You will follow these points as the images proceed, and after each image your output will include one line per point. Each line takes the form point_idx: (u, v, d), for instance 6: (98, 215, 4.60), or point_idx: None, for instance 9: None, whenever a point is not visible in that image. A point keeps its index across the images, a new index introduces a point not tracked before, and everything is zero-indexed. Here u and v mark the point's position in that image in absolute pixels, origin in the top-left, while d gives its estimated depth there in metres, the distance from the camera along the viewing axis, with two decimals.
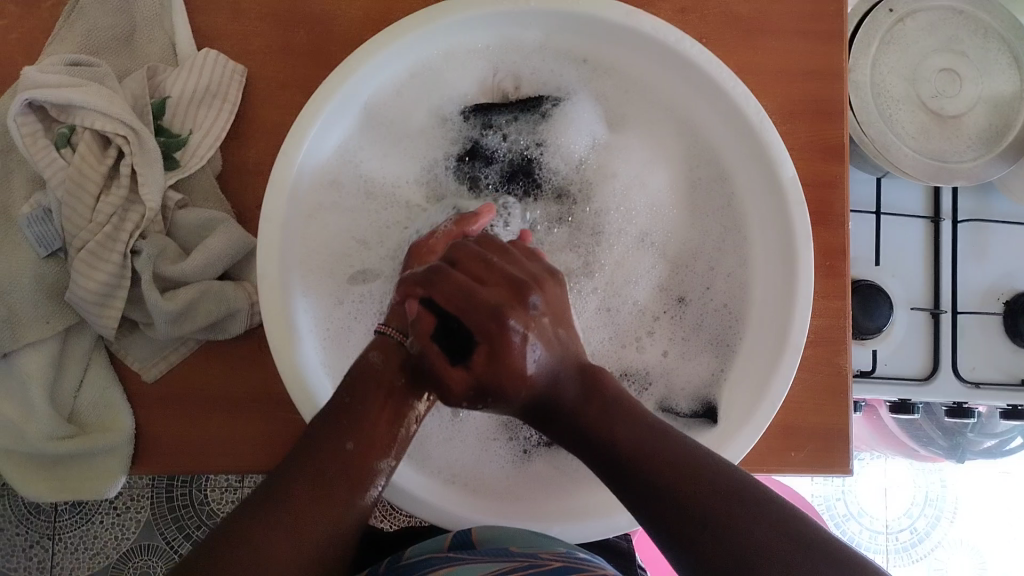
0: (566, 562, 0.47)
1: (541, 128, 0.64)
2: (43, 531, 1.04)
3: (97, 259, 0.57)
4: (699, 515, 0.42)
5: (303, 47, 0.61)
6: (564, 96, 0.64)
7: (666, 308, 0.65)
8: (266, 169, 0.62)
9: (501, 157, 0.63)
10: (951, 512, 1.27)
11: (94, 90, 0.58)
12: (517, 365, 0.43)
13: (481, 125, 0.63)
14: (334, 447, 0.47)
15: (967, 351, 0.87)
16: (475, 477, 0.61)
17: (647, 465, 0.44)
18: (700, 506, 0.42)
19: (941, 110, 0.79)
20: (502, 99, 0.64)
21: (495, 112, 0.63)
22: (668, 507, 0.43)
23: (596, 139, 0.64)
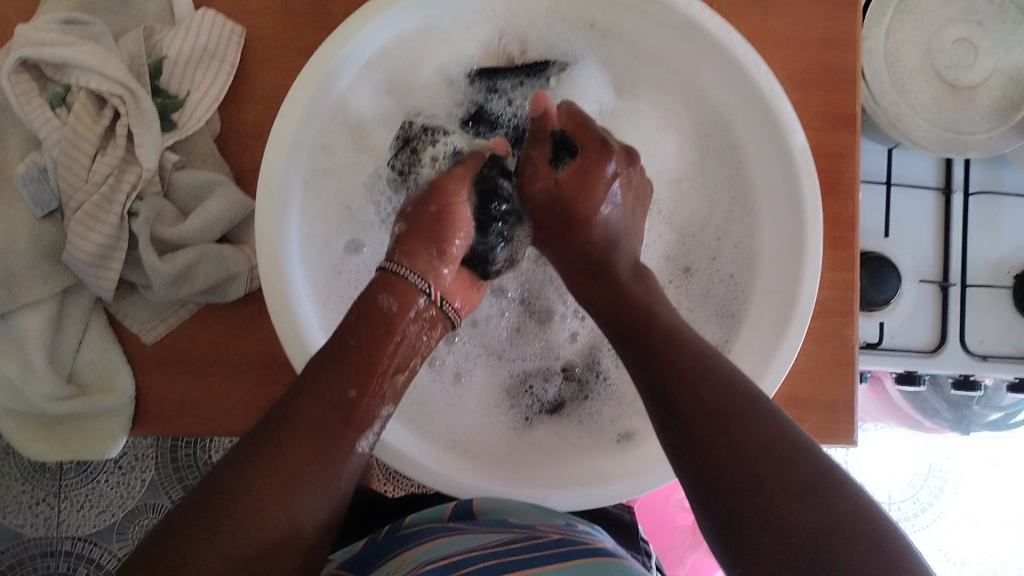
0: (565, 534, 0.48)
1: (547, 94, 0.63)
2: (49, 489, 1.05)
3: (94, 221, 0.57)
4: (721, 421, 0.44)
5: (304, 6, 0.60)
6: (570, 62, 0.63)
7: (673, 277, 0.66)
8: (265, 131, 0.61)
9: (506, 123, 0.63)
10: (954, 483, 1.27)
11: (89, 49, 0.57)
12: (598, 198, 0.58)
13: (485, 90, 0.63)
14: (338, 386, 0.48)
15: (975, 324, 0.86)
16: (476, 443, 0.61)
17: (683, 369, 0.48)
18: (716, 426, 0.44)
19: (957, 80, 0.77)
20: (508, 62, 0.63)
21: (500, 77, 0.62)
22: (688, 425, 0.46)
23: (603, 106, 0.65)
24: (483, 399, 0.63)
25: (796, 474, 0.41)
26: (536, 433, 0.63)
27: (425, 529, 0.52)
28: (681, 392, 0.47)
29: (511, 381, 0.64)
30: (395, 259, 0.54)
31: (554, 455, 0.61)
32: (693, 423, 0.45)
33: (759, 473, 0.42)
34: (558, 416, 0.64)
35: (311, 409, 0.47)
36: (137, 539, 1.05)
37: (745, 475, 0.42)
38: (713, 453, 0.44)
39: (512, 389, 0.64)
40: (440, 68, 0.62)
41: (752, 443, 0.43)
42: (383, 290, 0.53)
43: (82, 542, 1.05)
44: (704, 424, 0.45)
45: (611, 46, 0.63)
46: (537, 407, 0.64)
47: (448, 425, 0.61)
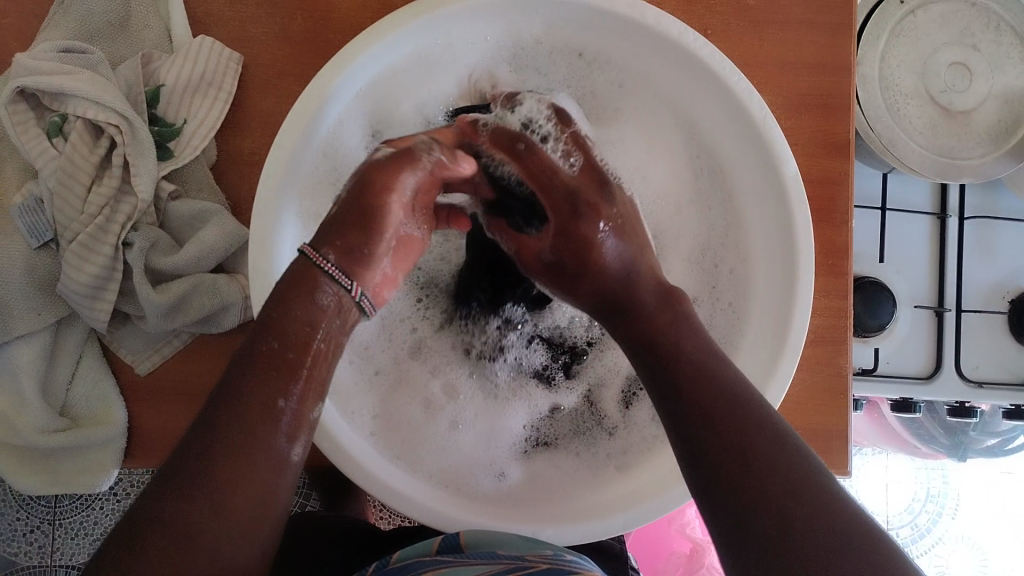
0: (551, 565, 0.47)
1: None
2: (43, 516, 1.03)
3: (88, 252, 0.57)
4: (709, 413, 0.42)
5: (300, 35, 0.60)
6: (542, 93, 0.62)
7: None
8: (261, 160, 0.61)
9: None
10: (952, 507, 1.26)
11: (85, 78, 0.57)
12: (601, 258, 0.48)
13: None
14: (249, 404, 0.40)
15: (970, 350, 0.86)
16: (464, 475, 0.60)
17: (696, 391, 0.43)
18: (702, 406, 0.43)
19: (951, 105, 0.78)
20: (479, 98, 0.63)
21: (474, 115, 0.61)
22: (712, 443, 0.41)
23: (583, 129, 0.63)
24: (476, 435, 0.62)
25: (829, 521, 0.37)
26: (534, 465, 0.62)
27: (412, 562, 0.50)
28: (700, 430, 0.42)
29: (508, 414, 0.64)
30: (320, 249, 0.44)
31: (550, 487, 0.60)
32: (719, 461, 0.41)
33: (801, 516, 0.38)
34: (552, 449, 0.63)
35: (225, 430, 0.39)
36: None
37: (784, 515, 0.38)
38: (701, 433, 0.42)
39: (510, 422, 0.63)
40: (418, 106, 0.62)
41: (789, 472, 0.39)
42: (317, 288, 0.43)
43: (76, 571, 1.03)
44: (733, 470, 0.40)
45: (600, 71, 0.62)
46: (533, 439, 0.63)
47: (439, 462, 0.60)
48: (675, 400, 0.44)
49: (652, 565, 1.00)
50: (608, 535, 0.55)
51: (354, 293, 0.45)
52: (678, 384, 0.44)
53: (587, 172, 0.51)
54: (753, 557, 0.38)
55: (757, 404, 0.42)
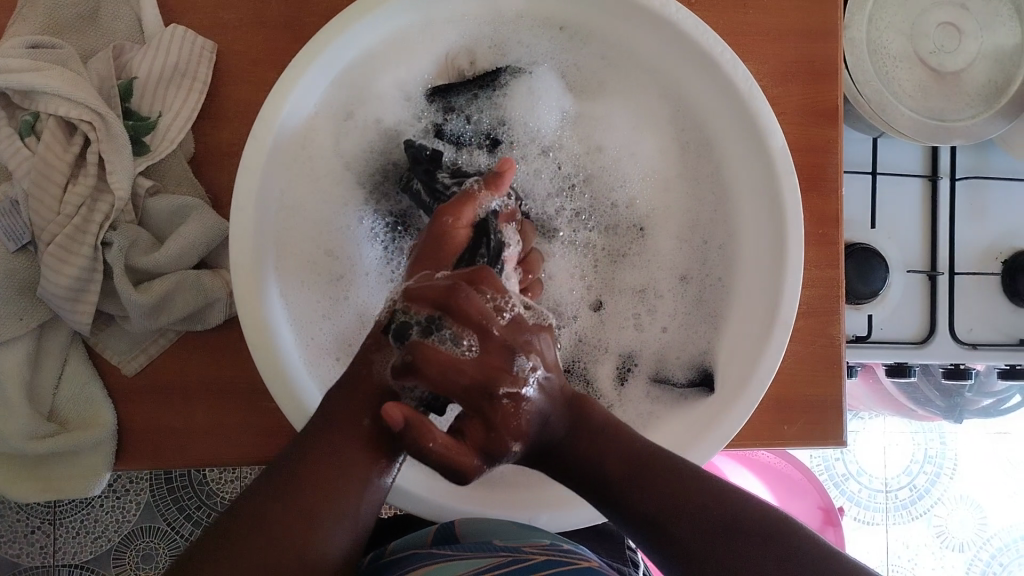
0: (549, 558, 0.47)
1: (502, 104, 0.61)
2: (43, 515, 1.02)
3: (68, 252, 0.55)
4: (629, 484, 0.45)
5: (274, 20, 0.59)
6: (523, 68, 0.61)
7: (668, 286, 0.64)
8: (240, 151, 0.59)
9: (468, 141, 0.61)
10: (951, 468, 1.26)
11: (56, 74, 0.55)
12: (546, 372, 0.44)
13: (442, 109, 0.61)
14: (348, 431, 0.44)
15: (965, 312, 0.85)
16: None
17: (623, 477, 0.45)
18: (622, 481, 0.45)
19: (939, 66, 0.77)
20: (458, 76, 0.61)
21: (454, 94, 0.60)
22: (637, 507, 0.44)
23: (564, 111, 0.62)
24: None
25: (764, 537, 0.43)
26: None
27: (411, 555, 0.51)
28: (666, 517, 0.44)
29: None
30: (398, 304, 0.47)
31: None
32: (671, 530, 0.44)
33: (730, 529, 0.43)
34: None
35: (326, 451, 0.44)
36: (135, 562, 1.02)
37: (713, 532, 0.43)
38: (629, 505, 0.45)
39: None
40: (398, 85, 0.59)
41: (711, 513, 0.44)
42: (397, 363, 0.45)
43: (79, 569, 1.02)
44: (711, 551, 0.43)
45: (581, 46, 0.61)
46: None
47: None
48: (644, 525, 0.45)
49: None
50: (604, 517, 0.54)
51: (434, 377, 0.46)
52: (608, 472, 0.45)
53: (501, 343, 0.41)
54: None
55: (681, 467, 0.46)
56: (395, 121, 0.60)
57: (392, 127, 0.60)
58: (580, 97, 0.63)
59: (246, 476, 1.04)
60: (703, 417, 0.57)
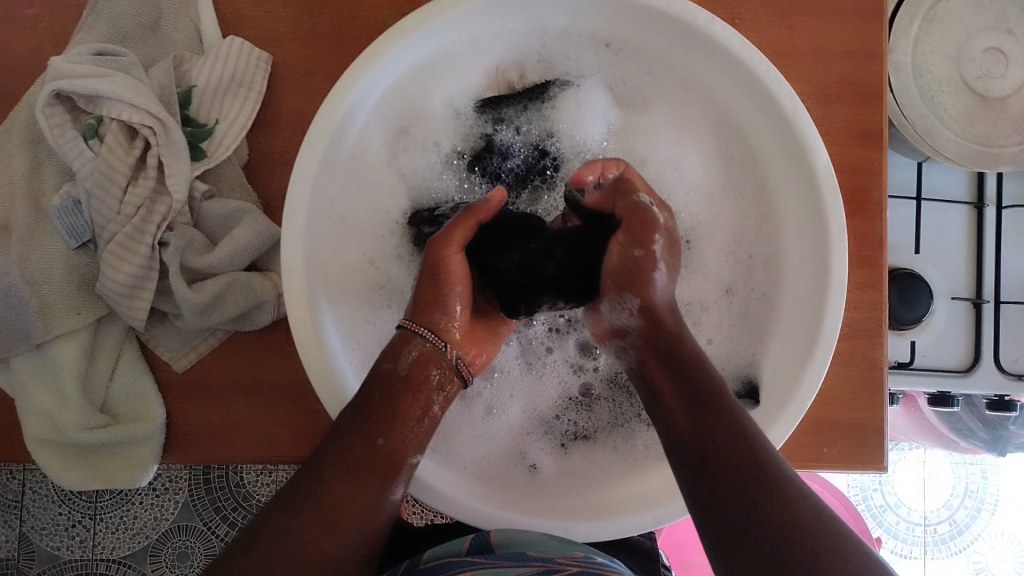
0: (582, 568, 0.48)
1: (551, 115, 0.62)
2: (84, 510, 1.06)
3: (125, 251, 0.58)
4: (704, 440, 0.43)
5: (328, 34, 0.61)
6: (571, 81, 0.62)
7: (714, 297, 0.63)
8: (292, 159, 0.62)
9: (517, 151, 0.62)
10: (993, 503, 1.24)
11: (121, 81, 0.58)
12: (642, 280, 0.47)
13: (492, 121, 0.62)
14: (361, 445, 0.48)
15: (1011, 342, 0.84)
16: (499, 470, 0.60)
17: (711, 424, 0.44)
18: (702, 434, 0.44)
19: (986, 92, 0.76)
20: (508, 89, 0.62)
21: (504, 105, 0.61)
22: (698, 467, 0.43)
23: (611, 124, 0.63)
24: (514, 429, 0.62)
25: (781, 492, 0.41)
26: (573, 460, 0.61)
27: (445, 561, 0.52)
28: (704, 460, 0.43)
29: (547, 407, 0.62)
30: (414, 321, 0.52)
31: (587, 484, 0.60)
32: (719, 492, 0.42)
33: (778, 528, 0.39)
34: (592, 442, 0.62)
35: (346, 464, 0.48)
36: (171, 560, 1.05)
37: (759, 520, 0.40)
38: (699, 462, 0.43)
39: (546, 416, 0.62)
40: (448, 98, 0.61)
41: (775, 510, 0.40)
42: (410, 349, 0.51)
43: (117, 565, 1.05)
44: (737, 490, 0.41)
45: (625, 64, 0.62)
46: (573, 433, 0.62)
47: (472, 453, 0.60)
48: (679, 449, 0.45)
49: (683, 556, 0.99)
50: (637, 530, 0.55)
51: (450, 356, 0.52)
52: (687, 402, 0.45)
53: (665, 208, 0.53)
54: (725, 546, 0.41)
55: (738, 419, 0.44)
56: (442, 133, 0.61)
57: (442, 136, 0.61)
58: (625, 114, 0.63)
59: (282, 480, 1.06)
60: None
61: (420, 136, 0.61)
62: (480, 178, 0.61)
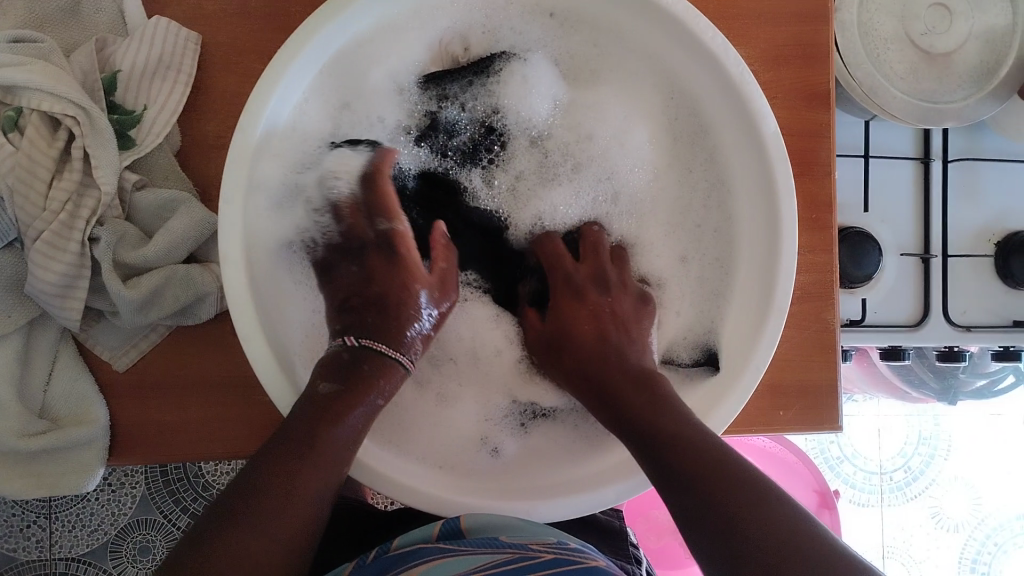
0: (558, 555, 0.46)
1: (496, 92, 0.60)
2: (38, 511, 1.02)
3: (54, 249, 0.55)
4: (641, 413, 0.51)
5: (260, 11, 0.58)
6: (517, 54, 0.60)
7: (672, 268, 0.63)
8: (228, 143, 0.59)
9: (463, 129, 0.61)
10: (945, 449, 1.27)
11: (39, 68, 0.54)
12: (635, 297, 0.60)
13: (437, 97, 0.60)
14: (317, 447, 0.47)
15: (957, 296, 0.85)
16: (459, 458, 0.59)
17: (653, 400, 0.51)
18: (645, 409, 0.51)
19: (931, 48, 0.76)
20: (452, 63, 0.60)
21: (449, 81, 0.59)
22: (647, 429, 0.49)
23: (558, 98, 0.61)
24: (472, 420, 0.60)
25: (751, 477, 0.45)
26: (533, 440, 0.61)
27: (419, 551, 0.50)
28: (652, 428, 0.49)
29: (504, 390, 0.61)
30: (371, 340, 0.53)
31: (554, 461, 0.59)
32: (659, 442, 0.48)
33: (705, 451, 0.46)
34: (552, 420, 0.61)
35: (283, 481, 0.46)
36: (132, 555, 1.02)
37: (700, 468, 0.45)
38: (649, 427, 0.50)
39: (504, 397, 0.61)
40: (391, 72, 0.59)
41: (702, 454, 0.46)
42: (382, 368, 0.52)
43: (76, 563, 1.02)
44: (673, 439, 0.48)
45: (571, 35, 0.61)
46: (531, 412, 0.61)
47: (430, 441, 0.58)
48: (638, 432, 0.50)
49: (646, 511, 0.99)
50: (601, 506, 0.54)
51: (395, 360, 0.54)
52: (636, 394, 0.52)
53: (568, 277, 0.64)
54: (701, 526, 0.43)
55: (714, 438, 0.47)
56: (388, 105, 0.59)
57: (386, 111, 0.59)
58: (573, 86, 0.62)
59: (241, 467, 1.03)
60: (696, 406, 0.57)
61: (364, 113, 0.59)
62: (427, 156, 0.60)
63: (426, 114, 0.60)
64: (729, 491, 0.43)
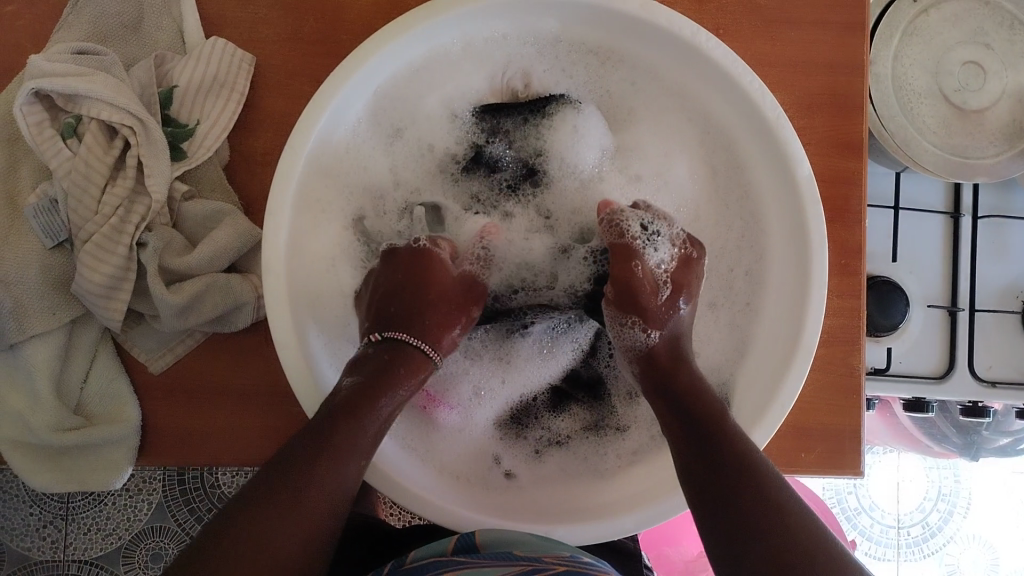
0: (571, 567, 0.47)
1: (544, 134, 0.64)
2: (56, 511, 1.04)
3: (102, 252, 0.57)
4: (692, 419, 0.51)
5: (312, 36, 0.60)
6: (571, 100, 0.64)
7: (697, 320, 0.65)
8: (274, 159, 0.61)
9: (506, 166, 0.65)
10: (963, 507, 1.25)
11: (100, 80, 0.57)
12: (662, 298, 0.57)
13: (488, 130, 0.64)
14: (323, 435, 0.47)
15: (983, 350, 0.85)
16: (469, 474, 0.60)
17: (703, 407, 0.52)
18: (694, 416, 0.51)
19: (964, 104, 0.77)
20: (512, 98, 0.64)
21: (503, 114, 0.63)
22: (697, 438, 0.50)
23: (605, 149, 0.64)
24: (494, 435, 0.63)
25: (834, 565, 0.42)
26: (543, 467, 0.63)
27: (433, 561, 0.50)
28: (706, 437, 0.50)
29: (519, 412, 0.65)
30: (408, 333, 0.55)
31: (566, 489, 0.60)
32: (706, 448, 0.49)
33: (744, 472, 0.47)
34: (565, 448, 0.64)
35: (296, 467, 0.45)
36: (144, 562, 1.04)
37: (744, 496, 0.46)
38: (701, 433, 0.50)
39: (519, 420, 0.64)
40: (444, 100, 0.62)
41: (745, 473, 0.47)
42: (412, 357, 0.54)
43: (89, 566, 1.04)
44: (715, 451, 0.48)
45: (613, 75, 0.63)
46: (546, 440, 0.64)
47: (440, 458, 0.60)
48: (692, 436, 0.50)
49: (658, 548, 0.98)
50: (619, 535, 0.54)
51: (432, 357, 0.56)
52: (682, 391, 0.53)
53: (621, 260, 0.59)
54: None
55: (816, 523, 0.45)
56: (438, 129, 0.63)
57: (437, 137, 0.63)
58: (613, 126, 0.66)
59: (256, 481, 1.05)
60: None
61: (415, 137, 0.63)
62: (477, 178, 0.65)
63: (474, 144, 0.64)
64: (767, 515, 0.44)
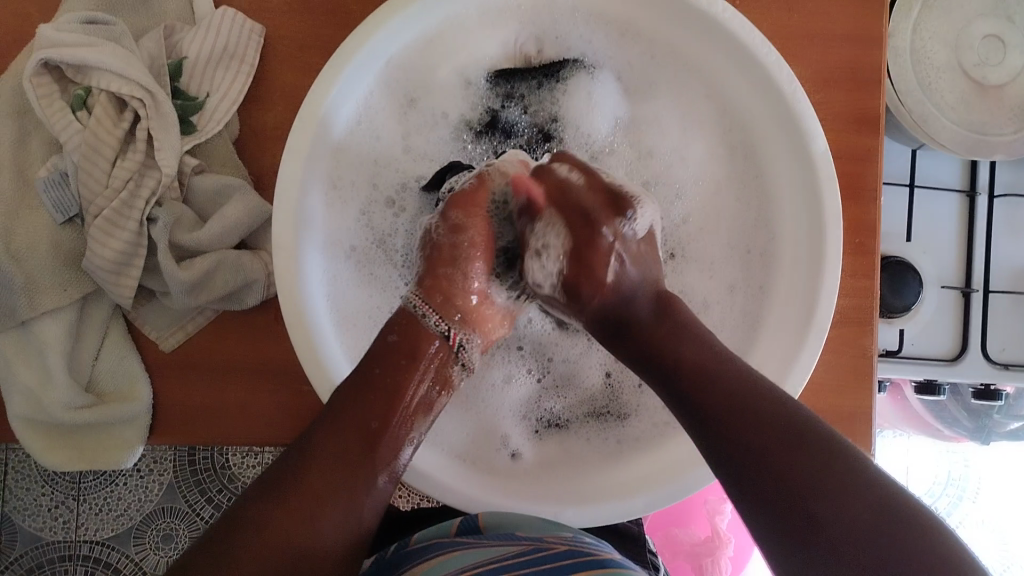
0: (570, 546, 0.48)
1: (559, 99, 0.63)
2: (67, 491, 1.05)
3: (113, 227, 0.57)
4: (690, 392, 0.46)
5: (323, 8, 0.60)
6: (585, 66, 0.62)
7: (719, 296, 0.63)
8: (283, 135, 0.61)
9: (520, 131, 0.62)
10: (974, 492, 1.25)
11: (109, 51, 0.57)
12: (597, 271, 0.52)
13: (502, 96, 0.62)
14: (354, 428, 0.46)
15: (996, 331, 0.85)
16: (475, 453, 0.60)
17: (700, 375, 0.46)
18: (693, 391, 0.46)
19: (984, 79, 0.76)
20: (525, 64, 0.62)
21: (517, 79, 0.62)
22: (697, 397, 0.45)
23: (618, 117, 0.63)
24: (498, 413, 0.62)
25: (875, 498, 0.39)
26: (546, 446, 0.62)
27: (436, 543, 0.51)
28: (701, 394, 0.45)
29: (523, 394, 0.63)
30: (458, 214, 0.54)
31: (574, 466, 0.60)
32: (710, 403, 0.45)
33: (752, 422, 0.43)
34: (565, 432, 0.62)
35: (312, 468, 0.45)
36: (155, 542, 1.04)
37: (768, 449, 0.42)
38: (694, 392, 0.46)
39: (523, 403, 0.63)
40: (458, 68, 0.61)
41: (759, 419, 0.43)
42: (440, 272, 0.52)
43: (101, 546, 1.04)
44: (719, 405, 0.44)
45: (630, 47, 0.62)
46: (547, 420, 0.63)
47: (446, 437, 0.59)
48: (693, 401, 0.46)
49: (667, 527, 0.96)
50: (630, 516, 0.54)
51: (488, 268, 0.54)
52: (675, 370, 0.47)
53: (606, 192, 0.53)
54: (800, 562, 0.39)
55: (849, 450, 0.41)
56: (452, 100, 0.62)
57: (451, 102, 0.62)
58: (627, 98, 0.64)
59: (267, 462, 1.05)
60: None
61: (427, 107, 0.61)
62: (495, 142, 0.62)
63: (489, 108, 0.62)
64: (797, 468, 0.40)
